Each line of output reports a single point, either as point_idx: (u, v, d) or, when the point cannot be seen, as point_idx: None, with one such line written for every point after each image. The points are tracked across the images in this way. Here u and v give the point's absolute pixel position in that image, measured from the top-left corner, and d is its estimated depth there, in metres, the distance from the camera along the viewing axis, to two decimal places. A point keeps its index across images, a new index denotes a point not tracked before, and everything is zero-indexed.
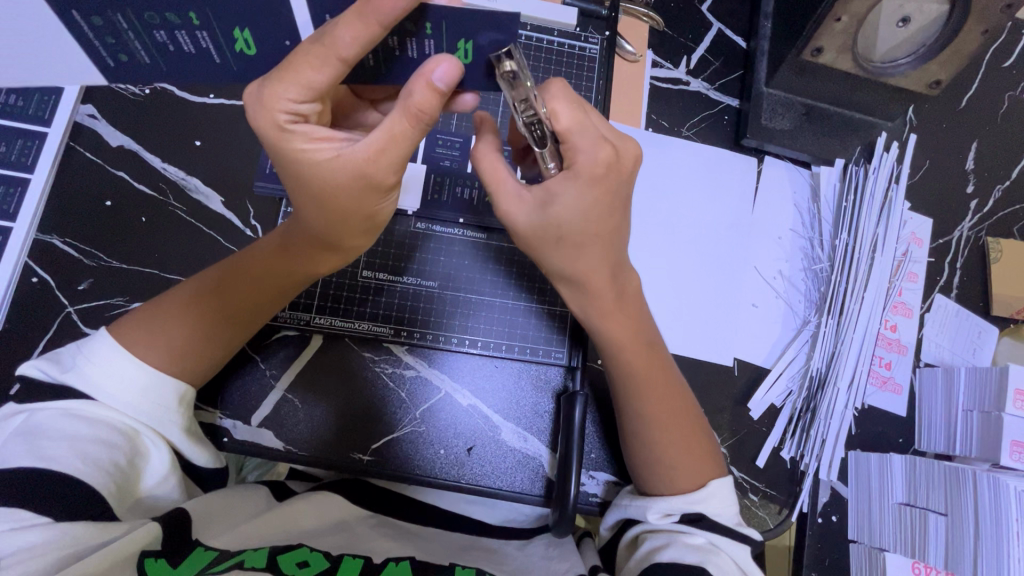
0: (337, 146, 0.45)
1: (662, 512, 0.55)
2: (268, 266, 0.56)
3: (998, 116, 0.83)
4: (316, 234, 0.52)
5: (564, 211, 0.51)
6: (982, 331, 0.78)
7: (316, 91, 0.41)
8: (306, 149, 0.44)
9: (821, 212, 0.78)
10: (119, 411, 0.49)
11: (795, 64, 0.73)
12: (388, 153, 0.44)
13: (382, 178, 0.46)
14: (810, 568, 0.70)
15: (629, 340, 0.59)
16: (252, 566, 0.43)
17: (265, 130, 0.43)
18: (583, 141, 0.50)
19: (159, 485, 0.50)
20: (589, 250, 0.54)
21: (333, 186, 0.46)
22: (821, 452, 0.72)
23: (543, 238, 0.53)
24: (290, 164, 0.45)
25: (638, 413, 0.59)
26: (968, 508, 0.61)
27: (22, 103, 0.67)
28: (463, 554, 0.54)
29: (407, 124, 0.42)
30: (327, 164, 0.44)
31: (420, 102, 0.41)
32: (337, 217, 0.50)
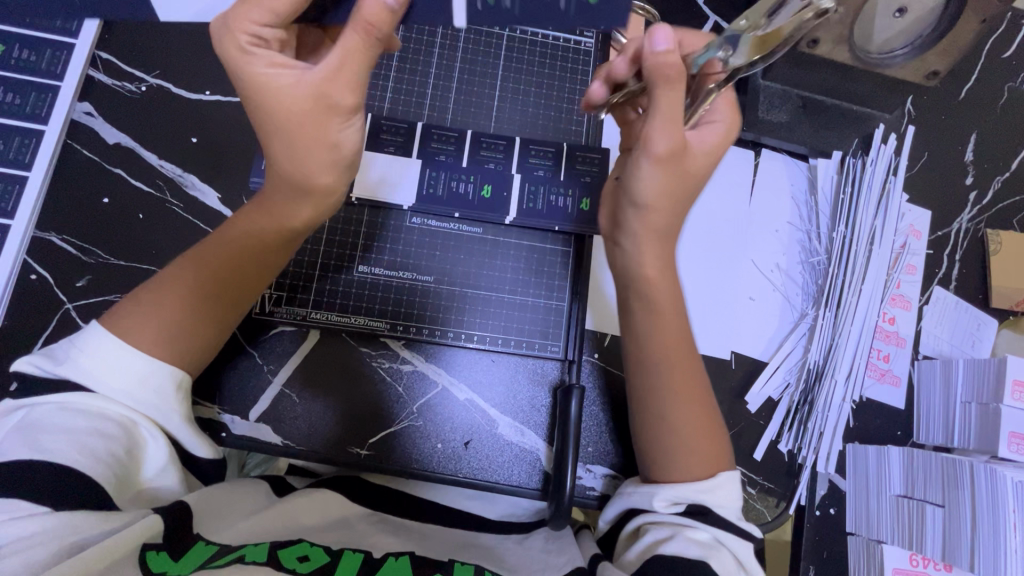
0: (297, 71, 0.46)
1: (668, 500, 0.54)
2: (250, 218, 0.56)
3: (998, 107, 0.83)
4: (288, 177, 0.51)
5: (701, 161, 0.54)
6: (982, 324, 0.78)
7: (279, 16, 0.44)
8: (263, 72, 0.45)
9: (818, 205, 0.78)
10: (114, 401, 0.49)
11: (791, 55, 0.73)
12: (341, 69, 0.44)
13: (340, 98, 0.45)
14: (807, 562, 0.70)
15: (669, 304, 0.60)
16: (254, 560, 0.44)
17: (229, 56, 0.45)
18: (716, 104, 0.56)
19: (158, 475, 0.50)
20: (675, 197, 0.55)
21: (287, 109, 0.46)
22: (818, 445, 0.72)
23: (654, 191, 0.54)
24: (251, 91, 0.46)
25: (659, 381, 0.59)
26: (966, 499, 0.61)
27: (20, 101, 0.67)
28: (461, 551, 0.54)
29: (359, 39, 0.43)
30: (284, 86, 0.45)
31: (369, 14, 0.41)
32: (298, 145, 0.48)
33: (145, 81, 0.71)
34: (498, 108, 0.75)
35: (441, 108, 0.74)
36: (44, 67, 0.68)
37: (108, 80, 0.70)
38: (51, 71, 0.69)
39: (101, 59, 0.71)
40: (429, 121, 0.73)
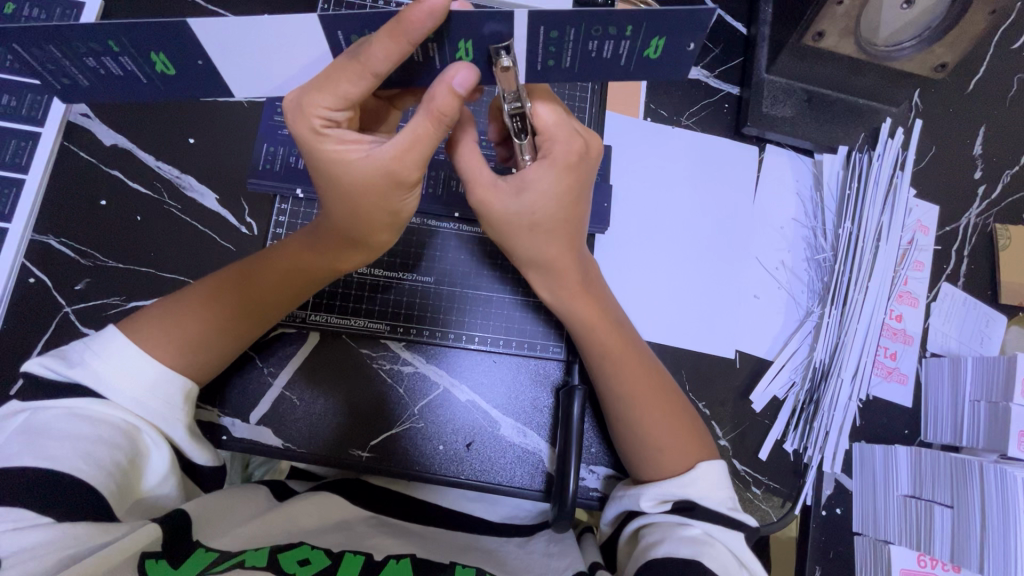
0: (367, 149, 0.47)
1: (655, 499, 0.55)
2: (302, 266, 0.57)
3: (1008, 99, 0.81)
4: (343, 231, 0.53)
5: (535, 198, 0.53)
6: (990, 320, 0.77)
7: (351, 102, 0.44)
8: (335, 151, 0.46)
9: (824, 201, 0.76)
10: (123, 408, 0.48)
11: (796, 49, 0.72)
12: (412, 153, 0.46)
13: (407, 176, 0.47)
14: (813, 562, 0.69)
15: (597, 320, 0.60)
16: (253, 565, 0.44)
17: (302, 137, 0.46)
18: (558, 134, 0.53)
19: (160, 484, 0.50)
20: (557, 238, 0.57)
21: (359, 185, 0.48)
22: (824, 444, 0.71)
23: (515, 224, 0.55)
24: (321, 167, 0.48)
25: (613, 384, 0.60)
26: (975, 499, 0.60)
27: (16, 103, 0.67)
28: (465, 554, 0.53)
29: (430, 126, 0.45)
30: (357, 163, 0.47)
31: (442, 105, 0.44)
32: (362, 209, 0.50)
33: None
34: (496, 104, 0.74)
35: None
36: None
37: None
38: None
39: None
40: None
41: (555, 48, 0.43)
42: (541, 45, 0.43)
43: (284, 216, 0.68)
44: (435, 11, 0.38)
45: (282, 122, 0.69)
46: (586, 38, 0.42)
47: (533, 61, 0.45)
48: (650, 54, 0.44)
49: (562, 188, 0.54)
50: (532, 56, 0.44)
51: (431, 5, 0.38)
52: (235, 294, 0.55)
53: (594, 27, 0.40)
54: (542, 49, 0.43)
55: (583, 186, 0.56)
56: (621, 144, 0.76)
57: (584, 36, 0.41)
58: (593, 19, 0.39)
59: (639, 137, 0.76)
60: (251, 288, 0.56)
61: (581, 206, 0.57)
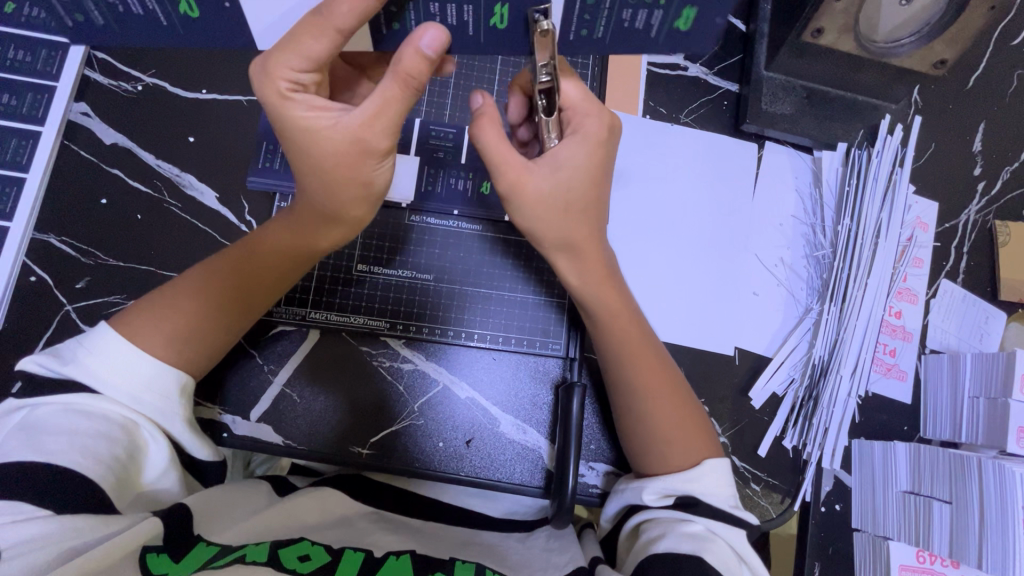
0: (336, 115, 0.45)
1: (658, 492, 0.55)
2: (285, 244, 0.57)
3: (1007, 96, 0.81)
4: (322, 206, 0.52)
5: (569, 173, 0.53)
6: (990, 316, 0.77)
7: (317, 62, 0.43)
8: (303, 117, 0.45)
9: (823, 198, 0.76)
10: (120, 404, 0.49)
11: (795, 45, 0.72)
12: (381, 119, 0.45)
13: (377, 143, 0.46)
14: (812, 559, 0.69)
15: (613, 306, 0.60)
16: (254, 560, 0.44)
17: (268, 100, 0.44)
18: (588, 107, 0.53)
19: (159, 478, 0.50)
20: (587, 218, 0.57)
21: (330, 154, 0.46)
22: (823, 441, 0.71)
23: (548, 205, 0.54)
24: (291, 134, 0.46)
25: (624, 374, 0.60)
26: (973, 494, 0.60)
27: (16, 102, 0.67)
28: (464, 549, 0.54)
29: (398, 89, 0.44)
30: (326, 131, 0.45)
31: (409, 65, 0.42)
32: (336, 181, 0.48)
33: (141, 80, 0.70)
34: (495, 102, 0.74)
35: (438, 104, 0.74)
36: (40, 68, 0.68)
37: (105, 80, 0.70)
38: (47, 72, 0.68)
39: (97, 59, 0.70)
40: (426, 117, 0.73)
41: (590, 16, 0.45)
42: (577, 13, 0.45)
43: None
44: None
45: None
46: (621, 7, 0.44)
47: (567, 29, 0.46)
48: (680, 26, 0.45)
49: (591, 164, 0.54)
50: (566, 24, 0.46)
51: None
52: (220, 272, 0.56)
53: None
54: (577, 17, 0.45)
55: (605, 167, 0.56)
56: (620, 142, 0.76)
57: (620, 4, 0.43)
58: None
59: (638, 135, 0.76)
60: (235, 265, 0.56)
61: (605, 190, 0.57)
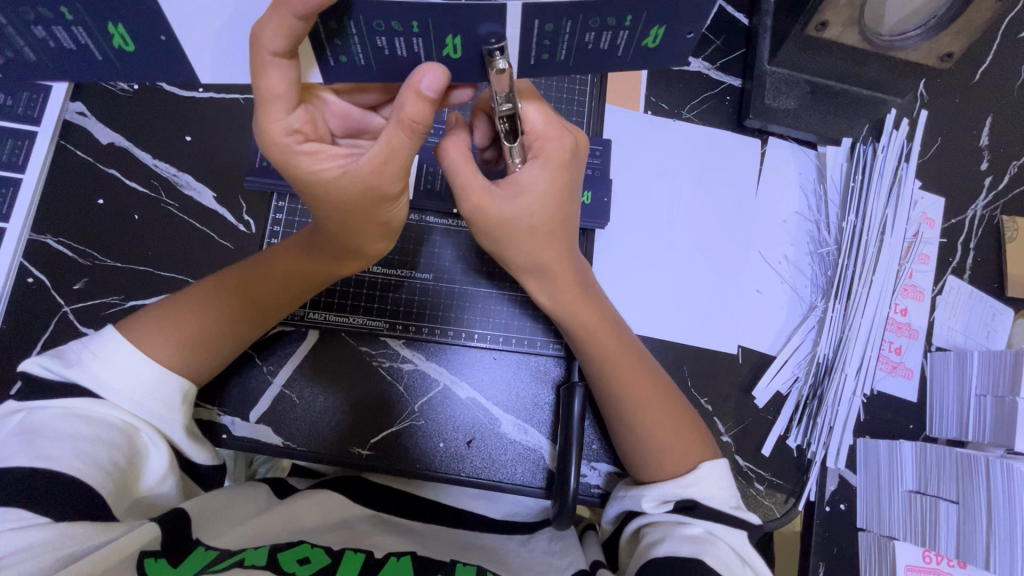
0: (344, 162, 0.44)
1: (657, 499, 0.54)
2: (293, 273, 0.56)
3: (1014, 89, 0.80)
4: (340, 244, 0.52)
5: (532, 201, 0.51)
6: (997, 314, 0.75)
7: (290, 95, 0.41)
8: (313, 169, 0.44)
9: (827, 194, 0.76)
10: (120, 408, 0.48)
11: (798, 40, 0.70)
12: (391, 166, 0.43)
13: (389, 187, 0.45)
14: (817, 558, 0.68)
15: (599, 324, 0.59)
16: (253, 563, 0.43)
17: (274, 156, 0.44)
18: (550, 131, 0.51)
19: (158, 484, 0.49)
20: (553, 239, 0.55)
21: (344, 200, 0.45)
22: (829, 440, 0.70)
23: (512, 229, 0.53)
24: (303, 185, 0.45)
25: (614, 384, 0.59)
26: (980, 494, 0.60)
27: (11, 102, 0.66)
28: (465, 552, 0.53)
29: (404, 136, 0.42)
30: (335, 182, 0.44)
31: (412, 112, 0.41)
32: (355, 223, 0.48)
33: None
34: None
35: None
36: None
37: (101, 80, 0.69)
38: None
39: None
40: None
41: (551, 41, 0.42)
42: (535, 40, 0.42)
43: (281, 215, 0.68)
44: None
45: None
46: (584, 29, 0.41)
47: (527, 55, 0.43)
48: (649, 44, 0.43)
49: (555, 190, 0.51)
50: (527, 50, 0.43)
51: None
52: (225, 310, 0.55)
53: (591, 17, 0.39)
54: (537, 42, 0.42)
55: (574, 186, 0.53)
56: (620, 138, 0.75)
57: (581, 27, 0.40)
58: (590, 10, 0.39)
59: (639, 132, 0.75)
60: (238, 298, 0.55)
61: (574, 206, 0.55)
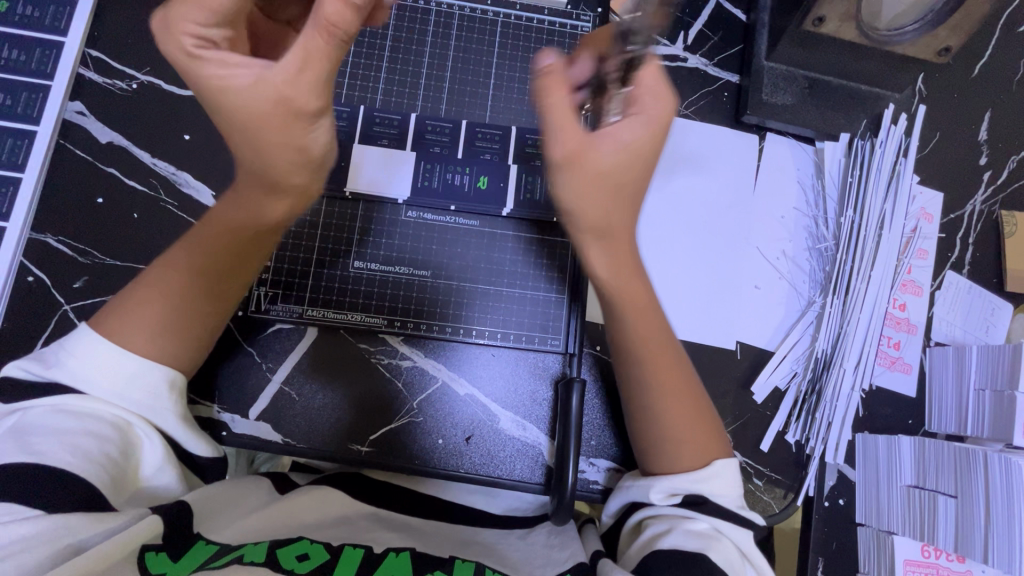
0: (254, 71, 0.43)
1: (665, 492, 0.54)
2: (228, 222, 0.53)
3: (1012, 83, 0.80)
4: (259, 172, 0.49)
5: (629, 157, 0.49)
6: (997, 309, 0.75)
7: (218, 14, 0.42)
8: (215, 74, 0.43)
9: (825, 189, 0.75)
10: (107, 402, 0.48)
11: (795, 36, 0.70)
12: (309, 72, 0.42)
13: (301, 100, 0.43)
14: (816, 554, 0.68)
15: (640, 296, 0.57)
16: (252, 560, 0.44)
17: (177, 61, 0.43)
18: (651, 91, 0.50)
19: (156, 475, 0.50)
20: (630, 203, 0.53)
21: (246, 107, 0.43)
22: (827, 435, 0.70)
23: (601, 186, 0.50)
24: (208, 96, 0.44)
25: (640, 372, 0.58)
26: (979, 488, 0.60)
27: (10, 102, 0.67)
28: (464, 548, 0.54)
29: (321, 39, 0.41)
30: (243, 89, 0.43)
31: (335, 15, 0.40)
32: (264, 144, 0.46)
33: (135, 78, 0.70)
34: (493, 98, 0.73)
35: (435, 96, 0.72)
36: (34, 67, 0.68)
37: (100, 79, 0.70)
38: (41, 71, 0.68)
39: (91, 57, 0.70)
40: (422, 111, 0.72)
41: None
42: None
43: None
44: None
45: None
46: None
47: None
48: None
49: (648, 148, 0.50)
50: None
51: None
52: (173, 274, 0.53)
53: None
54: None
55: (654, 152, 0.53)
56: None
57: None
58: None
59: None
60: (197, 256, 0.54)
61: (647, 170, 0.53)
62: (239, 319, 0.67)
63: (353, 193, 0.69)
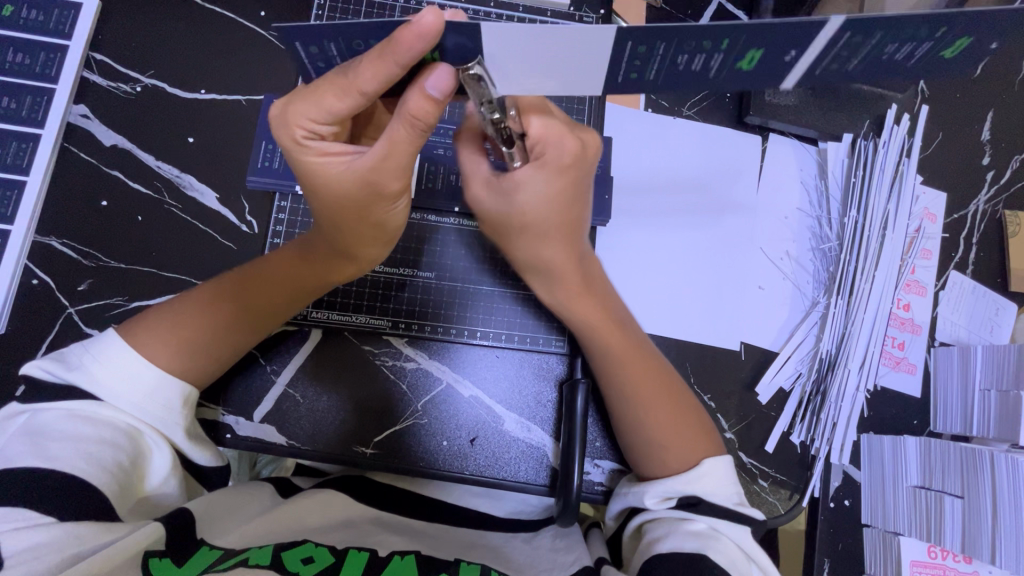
0: (347, 159, 0.47)
1: (659, 496, 0.54)
2: (296, 279, 0.57)
3: (1015, 84, 0.80)
4: (336, 243, 0.54)
5: (526, 201, 0.52)
6: (1001, 308, 0.75)
7: (335, 116, 0.43)
8: (318, 162, 0.46)
9: (828, 189, 0.75)
10: (124, 413, 0.49)
11: None
12: (392, 160, 0.45)
13: (387, 184, 0.47)
14: (822, 556, 0.68)
15: (601, 324, 0.59)
16: (257, 563, 0.44)
17: (285, 143, 0.46)
18: (550, 136, 0.49)
19: (160, 485, 0.50)
20: (556, 240, 0.56)
21: (343, 194, 0.48)
22: (832, 436, 0.70)
23: (510, 224, 0.55)
24: (305, 175, 0.48)
25: (619, 390, 0.60)
26: (986, 489, 0.60)
27: (15, 105, 0.67)
28: (470, 552, 0.53)
29: (405, 130, 0.43)
30: (338, 175, 0.46)
31: (418, 109, 0.42)
32: (350, 222, 0.51)
33: (140, 82, 0.70)
34: None
35: None
36: (39, 70, 0.68)
37: (104, 82, 0.70)
38: (46, 74, 0.68)
39: (95, 61, 0.70)
40: None
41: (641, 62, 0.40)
42: (626, 61, 0.40)
43: (284, 214, 0.68)
44: (428, 32, 0.36)
45: None
46: (677, 52, 0.40)
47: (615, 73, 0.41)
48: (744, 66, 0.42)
49: (554, 191, 0.51)
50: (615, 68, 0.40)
51: (422, 27, 0.36)
52: (237, 325, 0.56)
53: (687, 39, 0.38)
54: (627, 63, 0.40)
55: (581, 185, 0.53)
56: (621, 135, 0.75)
57: (674, 50, 0.40)
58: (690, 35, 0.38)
59: (640, 128, 0.76)
60: (263, 311, 0.57)
61: (579, 206, 0.55)
62: None
63: None
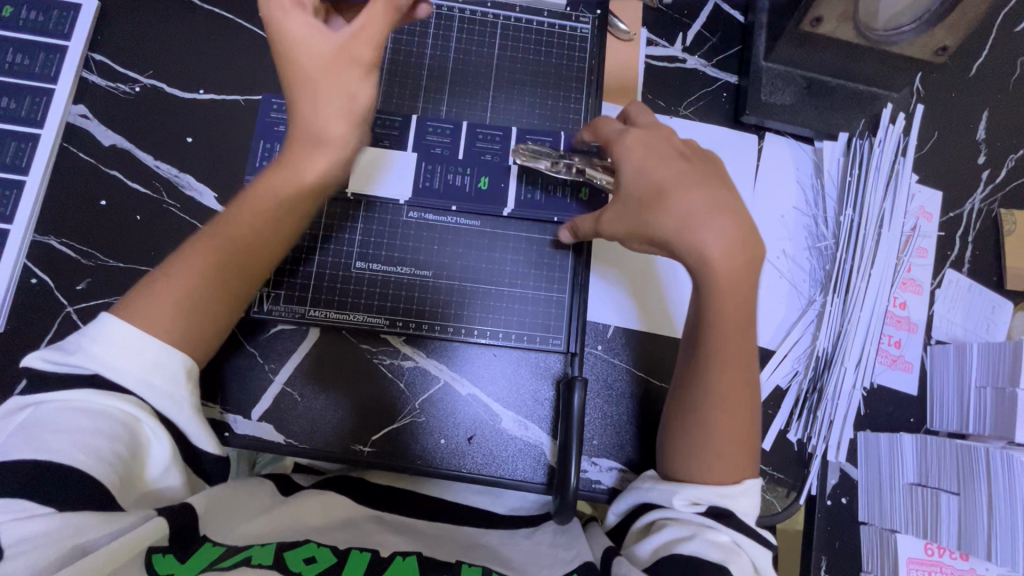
0: (316, 28, 0.54)
1: (689, 500, 0.54)
2: (270, 186, 0.55)
3: (1010, 83, 0.80)
4: (314, 129, 0.55)
5: (651, 173, 0.58)
6: (997, 306, 0.76)
7: None
8: (296, 29, 0.54)
9: (824, 188, 0.76)
10: (123, 403, 0.47)
11: (793, 35, 0.71)
12: (367, 32, 0.53)
13: (362, 55, 0.54)
14: (819, 553, 0.68)
15: (738, 272, 0.55)
16: (259, 563, 0.44)
17: (270, 8, 0.54)
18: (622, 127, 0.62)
19: (162, 474, 0.49)
20: (694, 192, 0.57)
21: (313, 57, 0.54)
22: (829, 433, 0.70)
23: (648, 198, 0.57)
24: (284, 50, 0.54)
25: (720, 337, 0.56)
26: (982, 486, 0.60)
27: (14, 105, 0.67)
28: (469, 552, 0.53)
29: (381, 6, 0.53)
30: (312, 42, 0.54)
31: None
32: (326, 82, 0.54)
33: (139, 82, 0.71)
34: (494, 99, 0.73)
35: (435, 99, 0.73)
36: (38, 70, 0.68)
37: (103, 82, 0.70)
38: (45, 74, 0.69)
39: (94, 61, 0.71)
40: (423, 113, 0.72)
41: None
42: None
43: None
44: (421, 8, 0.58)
45: (278, 119, 0.69)
46: None
47: None
48: None
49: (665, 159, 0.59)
50: None
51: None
52: (218, 242, 0.54)
53: None
54: None
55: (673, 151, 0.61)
56: None
57: None
58: None
59: None
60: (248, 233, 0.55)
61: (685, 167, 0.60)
62: (242, 320, 0.67)
63: (354, 194, 0.69)
